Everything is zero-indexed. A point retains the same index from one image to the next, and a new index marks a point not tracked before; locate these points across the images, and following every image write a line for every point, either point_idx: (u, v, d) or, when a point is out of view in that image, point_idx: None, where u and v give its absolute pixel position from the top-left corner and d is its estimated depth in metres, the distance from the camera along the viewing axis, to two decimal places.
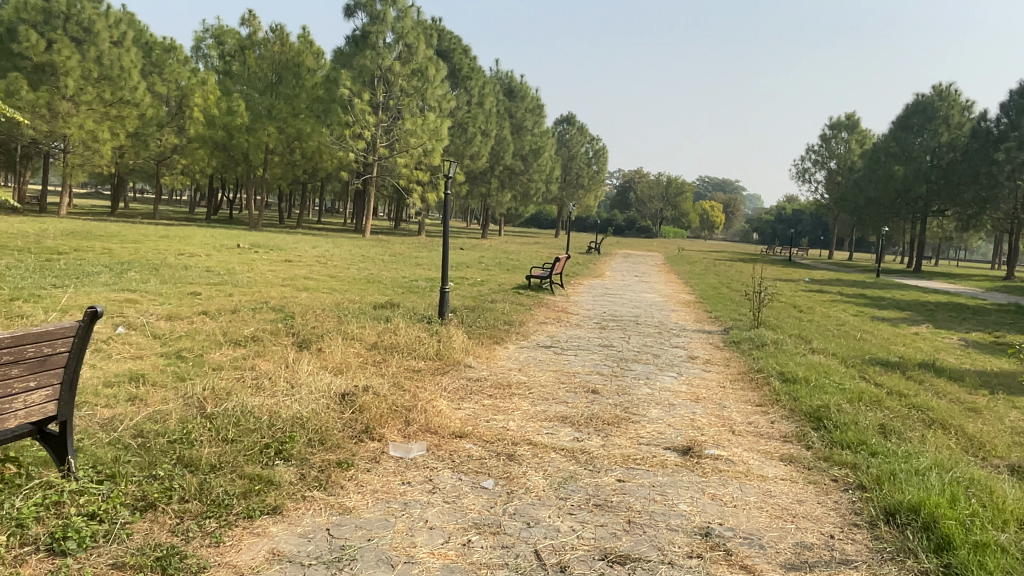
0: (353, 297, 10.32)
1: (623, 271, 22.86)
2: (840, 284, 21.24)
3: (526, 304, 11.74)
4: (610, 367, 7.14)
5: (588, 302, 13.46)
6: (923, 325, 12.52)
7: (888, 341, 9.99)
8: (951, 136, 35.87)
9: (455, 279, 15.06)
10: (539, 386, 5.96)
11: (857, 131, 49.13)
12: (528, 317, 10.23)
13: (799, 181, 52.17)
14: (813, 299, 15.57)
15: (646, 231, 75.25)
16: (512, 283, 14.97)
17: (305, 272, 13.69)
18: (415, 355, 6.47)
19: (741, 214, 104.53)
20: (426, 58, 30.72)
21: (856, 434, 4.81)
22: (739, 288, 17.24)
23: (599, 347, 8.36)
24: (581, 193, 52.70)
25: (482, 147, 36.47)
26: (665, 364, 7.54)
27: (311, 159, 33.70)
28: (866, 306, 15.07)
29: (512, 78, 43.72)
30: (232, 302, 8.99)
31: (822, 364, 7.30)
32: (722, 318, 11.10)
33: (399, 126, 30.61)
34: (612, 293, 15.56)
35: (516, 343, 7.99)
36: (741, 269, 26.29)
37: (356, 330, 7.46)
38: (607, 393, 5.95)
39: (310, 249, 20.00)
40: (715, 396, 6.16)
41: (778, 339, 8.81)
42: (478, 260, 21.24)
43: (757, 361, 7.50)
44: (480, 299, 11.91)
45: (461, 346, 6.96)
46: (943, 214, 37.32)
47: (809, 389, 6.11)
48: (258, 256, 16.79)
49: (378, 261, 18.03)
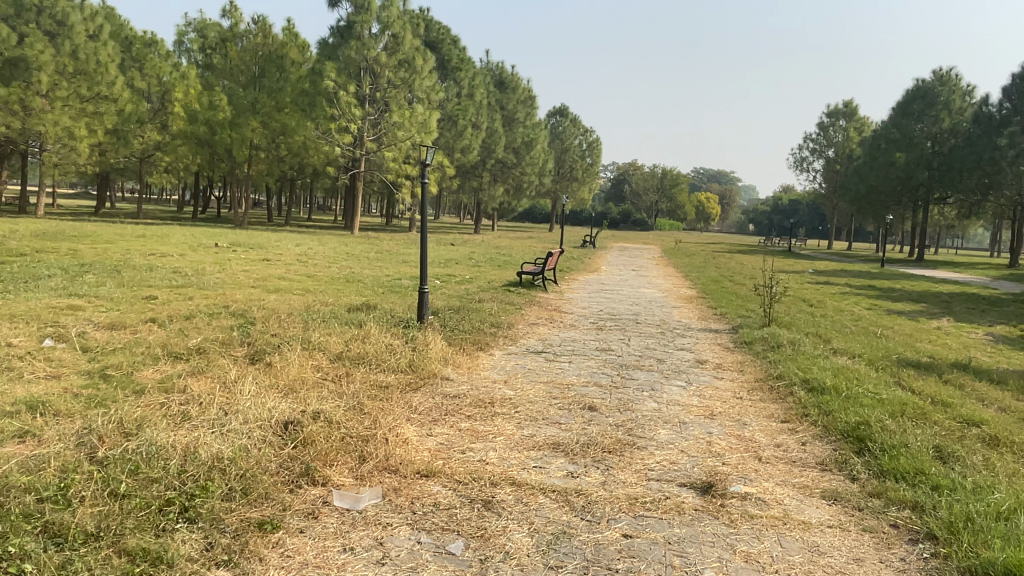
0: (326, 299, 9.40)
1: (621, 265, 21.97)
2: (845, 276, 20.44)
3: (517, 303, 10.87)
4: (609, 375, 6.28)
5: (584, 299, 12.58)
6: (943, 318, 11.66)
7: (911, 338, 9.15)
8: (952, 121, 35.02)
9: (442, 276, 14.19)
10: (527, 403, 5.08)
11: (856, 119, 48.31)
12: (518, 318, 9.37)
13: (797, 170, 51.40)
14: (821, 292, 14.74)
15: (641, 223, 74.45)
16: (502, 281, 14.10)
17: (281, 272, 12.76)
18: (385, 368, 5.61)
19: (738, 206, 103.76)
20: (413, 48, 29.71)
21: (910, 463, 3.97)
22: (742, 282, 16.40)
23: (596, 351, 7.50)
24: (575, 186, 51.86)
25: (473, 140, 35.57)
26: (672, 370, 6.69)
27: (296, 154, 32.72)
28: (877, 299, 14.26)
29: (503, 68, 42.75)
30: (188, 306, 8.08)
31: (850, 368, 6.45)
32: (729, 316, 10.23)
33: (386, 119, 29.65)
34: (609, 289, 14.69)
35: (504, 349, 7.13)
36: (741, 262, 25.47)
37: (321, 337, 6.57)
38: (608, 409, 5.09)
39: (292, 247, 19.07)
40: (732, 411, 5.31)
41: (794, 339, 7.96)
42: (469, 257, 20.34)
43: (777, 366, 6.65)
44: (468, 299, 11.01)
45: (439, 355, 6.08)
46: (945, 201, 36.55)
47: (842, 401, 5.26)
48: (233, 255, 15.87)
49: (362, 259, 17.12)
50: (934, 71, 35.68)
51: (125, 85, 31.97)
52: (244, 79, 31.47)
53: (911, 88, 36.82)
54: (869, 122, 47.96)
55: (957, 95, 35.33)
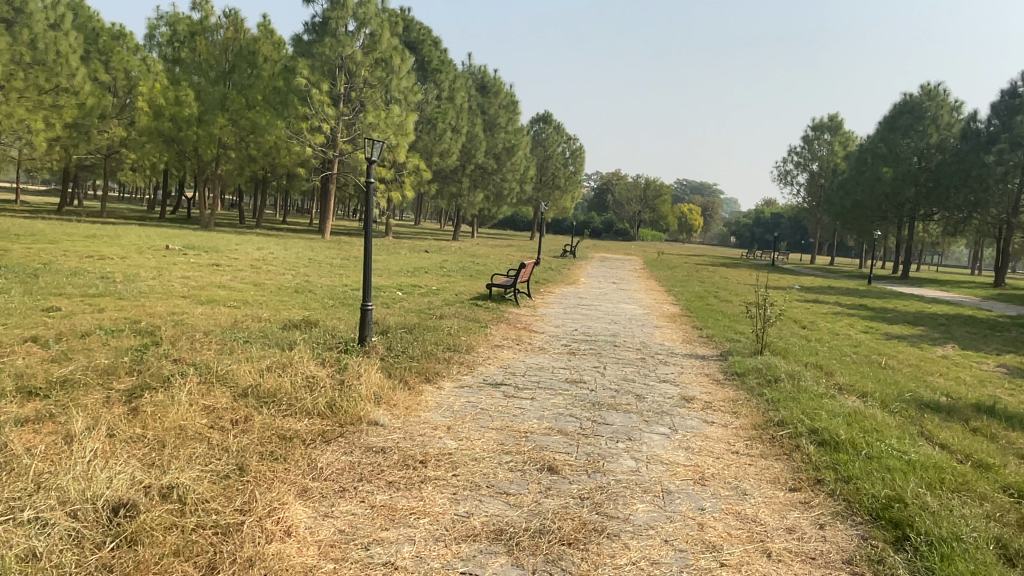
0: (261, 313, 8.23)
1: (600, 277, 20.97)
2: (833, 293, 19.64)
3: (483, 321, 9.78)
4: (578, 418, 5.19)
5: (558, 316, 11.50)
6: (946, 344, 10.74)
7: (919, 369, 8.18)
8: (940, 138, 34.66)
9: (406, 287, 13.05)
10: (469, 463, 3.99)
11: (840, 132, 47.89)
12: (481, 339, 8.26)
13: (780, 184, 50.97)
14: (813, 312, 13.81)
15: (623, 233, 73.76)
16: (468, 293, 12.99)
17: (226, 279, 11.60)
18: (296, 411, 4.49)
19: (719, 218, 103.40)
20: (391, 47, 28.82)
21: (973, 568, 2.95)
22: (728, 299, 15.44)
23: (566, 382, 6.41)
24: (557, 194, 51.02)
25: (452, 144, 34.59)
26: (653, 411, 5.61)
27: (267, 154, 31.41)
28: (871, 320, 13.37)
29: (485, 72, 41.82)
30: (90, 321, 6.92)
31: (864, 413, 5.43)
32: (716, 340, 9.20)
33: (361, 119, 28.53)
34: (585, 304, 13.68)
35: (458, 380, 6.04)
36: (725, 275, 24.61)
37: (232, 364, 5.44)
38: (573, 472, 4.01)
39: (251, 252, 17.84)
40: (728, 474, 4.25)
41: (792, 372, 6.97)
42: (440, 265, 19.25)
43: (777, 409, 5.62)
44: (428, 314, 9.88)
45: (371, 391, 4.99)
46: (931, 218, 36.02)
47: (865, 464, 4.23)
48: (180, 259, 14.61)
49: (322, 266, 15.94)
50: (922, 86, 35.46)
51: (87, 77, 30.45)
52: (213, 75, 30.08)
53: (899, 102, 36.41)
54: (853, 136, 47.52)
55: (945, 110, 34.98)
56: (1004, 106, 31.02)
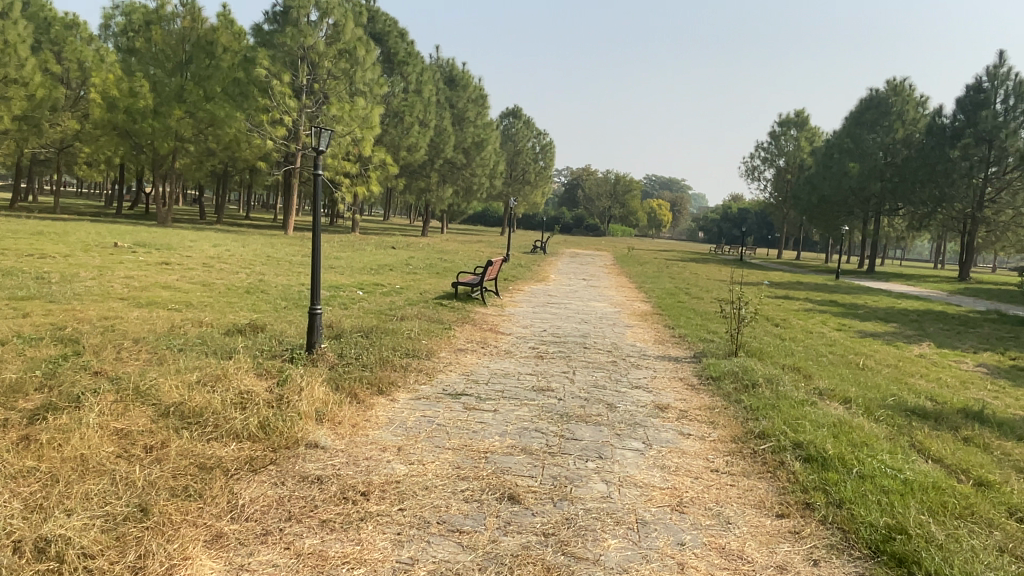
0: (204, 316, 7.65)
1: (570, 273, 20.64)
2: (804, 289, 19.49)
3: (446, 322, 9.27)
4: (544, 433, 4.71)
5: (527, 316, 11.02)
6: (922, 342, 10.52)
7: (899, 370, 7.90)
8: (906, 133, 35.00)
9: (367, 286, 12.47)
10: (418, 493, 3.51)
11: (807, 128, 48.22)
12: (443, 342, 7.76)
13: (748, 179, 51.19)
14: (785, 308, 13.55)
15: (594, 229, 73.62)
16: (432, 292, 12.45)
17: (173, 279, 10.96)
18: (223, 434, 3.98)
19: (688, 213, 103.92)
20: (355, 38, 28.09)
21: None
22: (699, 295, 15.13)
23: (533, 390, 5.93)
24: (527, 189, 50.61)
25: (420, 138, 33.97)
26: (625, 422, 5.16)
27: (227, 147, 30.44)
28: (844, 317, 13.16)
29: (453, 65, 41.19)
30: (9, 328, 6.30)
31: (851, 422, 5.06)
32: (690, 340, 8.80)
33: (324, 111, 27.74)
34: (554, 302, 13.26)
35: (414, 391, 5.54)
36: (695, 272, 24.45)
37: (158, 379, 4.88)
38: (536, 501, 3.55)
39: (207, 249, 17.11)
40: (709, 496, 3.84)
41: (770, 376, 6.61)
42: (406, 262, 18.68)
43: (758, 419, 5.22)
44: (387, 316, 9.34)
45: (312, 408, 4.48)
46: (896, 212, 36.33)
47: (858, 485, 3.84)
48: (127, 257, 13.82)
49: (281, 263, 15.25)
50: (888, 81, 35.84)
51: (37, 68, 29.16)
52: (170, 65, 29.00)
53: (866, 97, 36.78)
54: (820, 132, 47.88)
55: (910, 106, 35.39)
56: (968, 101, 31.36)
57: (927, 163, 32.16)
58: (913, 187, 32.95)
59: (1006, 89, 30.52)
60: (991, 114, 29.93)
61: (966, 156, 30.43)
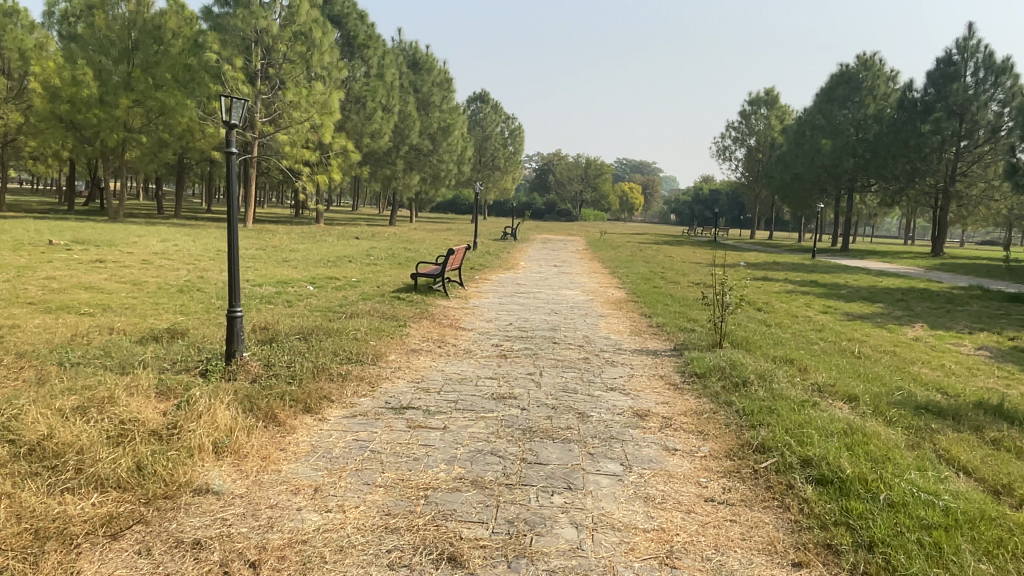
0: (117, 322, 6.67)
1: (539, 260, 19.90)
2: (781, 269, 18.95)
3: (401, 318, 8.39)
4: (501, 457, 3.87)
5: (492, 308, 10.17)
6: (913, 323, 9.90)
7: (898, 357, 7.21)
8: (877, 108, 34.62)
9: (319, 280, 11.51)
10: (326, 561, 2.65)
11: (776, 107, 47.84)
12: (393, 342, 6.87)
13: (718, 160, 50.80)
14: (765, 290, 12.87)
15: (566, 214, 72.93)
16: (390, 284, 11.55)
17: (100, 279, 9.92)
18: (82, 483, 3.10)
19: (660, 195, 103.79)
20: (311, 19, 26.85)
21: None
22: (676, 280, 14.39)
23: (491, 398, 5.09)
24: (497, 175, 49.70)
25: (383, 124, 32.90)
26: (600, 437, 4.34)
27: (180, 138, 29.04)
28: (828, 297, 12.54)
29: (416, 48, 39.97)
30: None
31: (865, 429, 4.30)
32: (669, 332, 8.02)
33: (280, 97, 26.54)
34: (523, 291, 12.45)
35: (349, 406, 4.69)
36: (669, 255, 23.77)
37: (19, 407, 3.94)
38: (485, 563, 2.72)
39: (153, 245, 15.97)
40: (707, 541, 3.03)
41: (762, 370, 5.85)
42: (367, 253, 17.72)
43: (755, 428, 4.45)
44: (335, 313, 8.42)
45: (211, 441, 3.61)
46: (868, 189, 35.97)
47: (890, 519, 3.07)
48: (57, 256, 12.68)
49: (230, 258, 14.21)
50: (858, 57, 35.45)
51: None
52: (115, 52, 27.46)
53: (836, 73, 36.33)
54: (789, 110, 47.51)
55: (881, 81, 35.05)
56: (939, 74, 30.99)
57: (899, 138, 31.72)
58: (885, 162, 32.52)
59: (975, 61, 30.22)
60: (962, 86, 29.64)
61: (938, 130, 30.05)
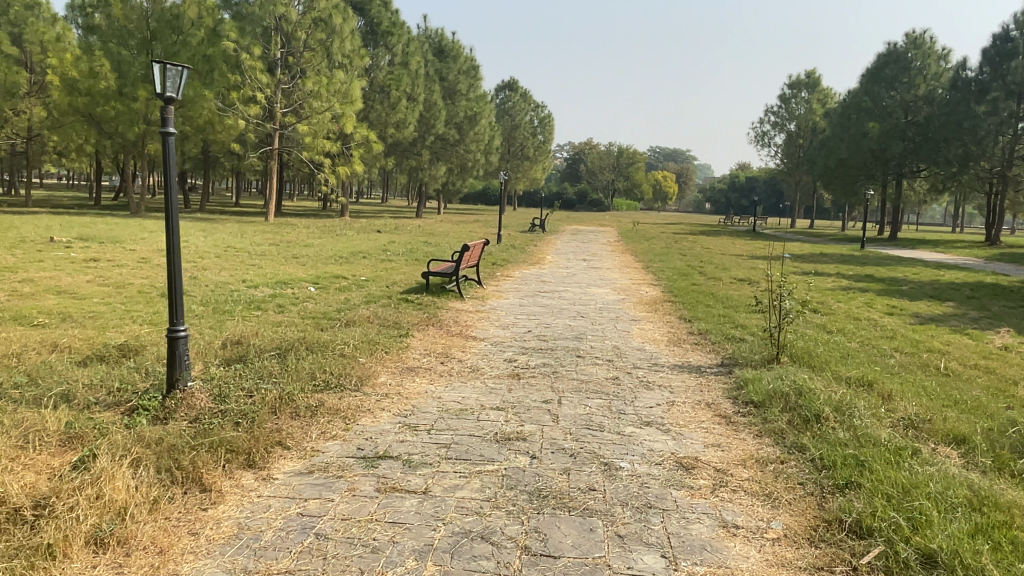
0: (66, 339, 5.72)
1: (567, 253, 18.76)
2: (830, 262, 17.52)
3: (404, 326, 7.34)
4: (495, 546, 2.79)
5: (511, 310, 9.11)
6: (996, 328, 8.57)
7: (994, 375, 5.97)
8: (928, 89, 32.60)
9: (325, 279, 10.53)
10: None
11: (818, 90, 45.73)
12: (386, 359, 5.82)
13: (756, 146, 48.93)
14: (817, 288, 11.60)
15: (598, 204, 71.61)
16: (400, 284, 10.53)
17: (82, 282, 9.04)
18: None
19: (694, 184, 101.15)
20: (331, 5, 25.86)
21: None
22: (716, 276, 13.16)
23: (494, 442, 4.00)
24: (526, 165, 48.52)
25: (408, 113, 32.00)
26: (635, 507, 3.21)
27: (201, 131, 28.46)
28: (890, 296, 11.20)
29: (442, 35, 38.83)
30: None
31: (997, 499, 3.16)
32: (714, 343, 6.88)
33: (301, 86, 25.78)
34: (547, 290, 11.34)
35: (309, 456, 3.65)
36: (707, 247, 22.43)
37: None
38: None
39: (160, 242, 15.14)
40: None
41: (839, 399, 4.68)
42: (385, 247, 16.72)
43: (845, 494, 3.31)
44: (330, 321, 7.42)
45: (84, 534, 2.59)
46: (917, 174, 34.00)
47: None
48: (52, 254, 11.97)
49: (236, 255, 13.36)
50: (907, 35, 33.43)
51: None
52: (133, 44, 26.86)
53: (883, 52, 34.32)
54: (832, 94, 45.36)
55: (932, 60, 32.97)
56: (995, 52, 28.95)
57: (952, 120, 29.77)
58: (937, 146, 30.61)
59: None
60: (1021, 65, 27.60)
61: (995, 111, 28.03)
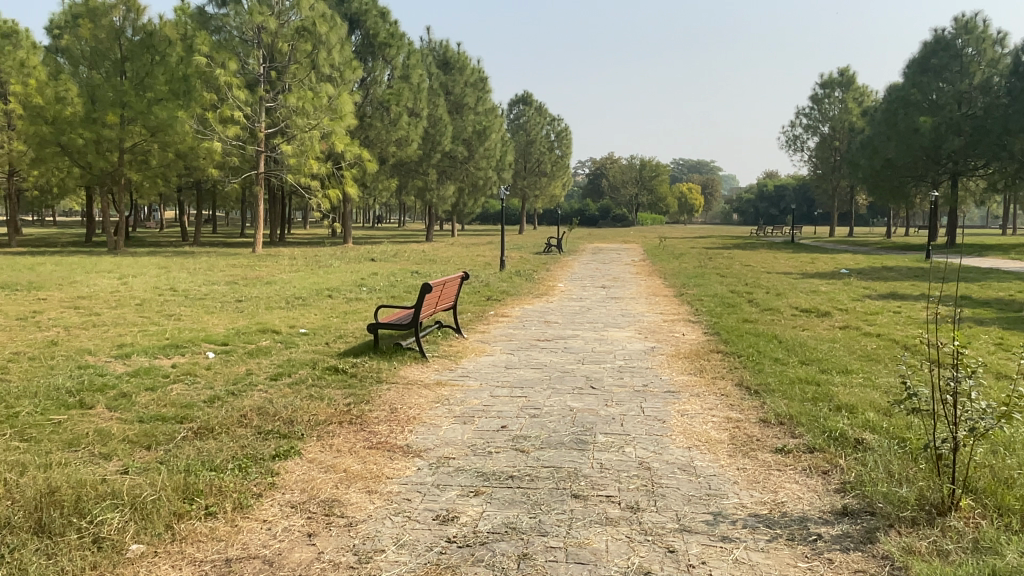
0: None
1: (583, 279, 15.86)
2: (904, 279, 14.41)
3: (292, 433, 4.44)
4: None
5: (490, 380, 6.23)
6: None
7: None
8: (984, 76, 29.30)
9: (245, 337, 7.71)
10: None
11: (853, 88, 42.55)
12: (189, 543, 2.95)
13: (788, 151, 45.71)
14: (916, 321, 8.58)
15: (622, 219, 68.44)
16: (346, 339, 7.70)
17: None
18: None
19: (721, 195, 97.58)
20: (317, 14, 23.56)
21: None
22: (769, 306, 10.21)
23: None
24: (544, 181, 45.70)
25: (410, 130, 29.61)
26: None
27: (181, 157, 26.17)
28: (1019, 329, 8.19)
29: (447, 46, 36.28)
30: None
31: None
32: (818, 461, 3.91)
33: (285, 103, 23.41)
34: (549, 337, 8.44)
35: None
36: (747, 264, 19.39)
37: None
38: None
39: (86, 289, 12.37)
40: None
41: None
42: (362, 281, 13.94)
43: None
44: (180, 426, 4.56)
45: None
46: (976, 171, 30.54)
47: None
48: None
49: (163, 302, 10.64)
50: (955, 19, 30.32)
51: None
52: (104, 65, 24.60)
53: (928, 40, 31.10)
54: (868, 91, 42.20)
55: (986, 44, 29.77)
56: None
57: None
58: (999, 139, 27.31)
59: None
60: None
61: None
